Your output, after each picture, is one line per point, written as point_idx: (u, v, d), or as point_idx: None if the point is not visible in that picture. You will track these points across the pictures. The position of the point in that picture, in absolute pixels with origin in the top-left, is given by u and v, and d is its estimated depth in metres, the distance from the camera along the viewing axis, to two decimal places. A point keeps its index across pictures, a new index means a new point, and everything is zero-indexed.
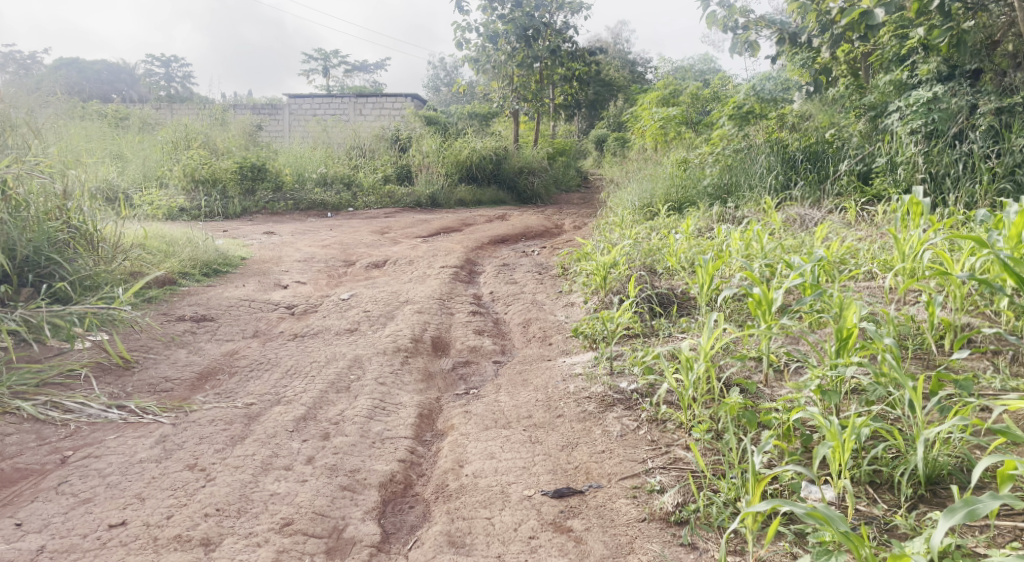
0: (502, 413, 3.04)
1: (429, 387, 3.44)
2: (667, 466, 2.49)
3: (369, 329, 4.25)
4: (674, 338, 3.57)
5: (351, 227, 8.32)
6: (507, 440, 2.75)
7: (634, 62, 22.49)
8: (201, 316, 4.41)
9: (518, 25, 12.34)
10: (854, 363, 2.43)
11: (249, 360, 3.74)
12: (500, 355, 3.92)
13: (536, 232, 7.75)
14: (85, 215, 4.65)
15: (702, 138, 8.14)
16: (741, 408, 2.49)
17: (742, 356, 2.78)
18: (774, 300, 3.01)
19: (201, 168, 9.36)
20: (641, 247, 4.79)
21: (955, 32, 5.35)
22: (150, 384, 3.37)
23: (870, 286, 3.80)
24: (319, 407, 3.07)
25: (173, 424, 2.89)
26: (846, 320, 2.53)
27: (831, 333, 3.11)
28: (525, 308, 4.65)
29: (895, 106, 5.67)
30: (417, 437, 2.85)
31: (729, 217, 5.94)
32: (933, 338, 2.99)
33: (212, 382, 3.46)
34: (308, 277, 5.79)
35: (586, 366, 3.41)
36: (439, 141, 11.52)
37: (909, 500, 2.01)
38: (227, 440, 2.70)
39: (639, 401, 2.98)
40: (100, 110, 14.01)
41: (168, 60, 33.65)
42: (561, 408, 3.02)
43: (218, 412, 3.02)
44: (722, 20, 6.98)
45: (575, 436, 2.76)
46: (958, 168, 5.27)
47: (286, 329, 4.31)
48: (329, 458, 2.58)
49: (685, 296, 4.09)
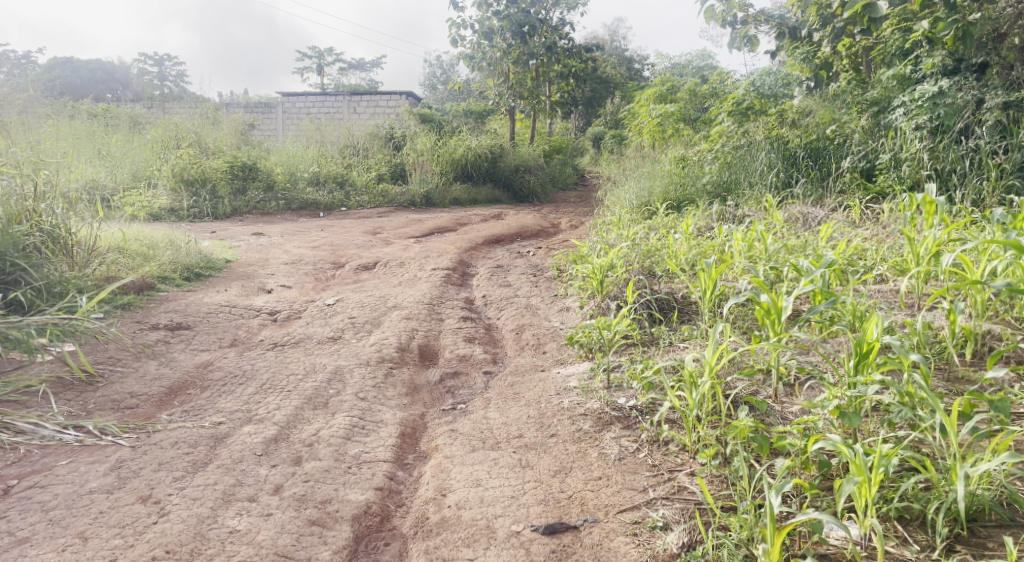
0: (490, 432, 2.81)
1: (414, 402, 3.21)
2: (670, 496, 2.27)
3: (353, 338, 4.02)
4: (675, 348, 3.36)
5: (342, 228, 8.08)
6: (495, 464, 2.52)
7: (632, 60, 22.18)
8: (177, 324, 4.17)
9: (513, 22, 12.15)
10: (876, 381, 2.21)
11: (223, 373, 3.50)
12: (491, 365, 3.67)
13: (531, 232, 7.51)
14: (56, 217, 4.42)
15: (701, 135, 7.91)
16: (751, 431, 2.27)
17: (751, 371, 2.56)
18: (783, 309, 2.80)
19: (190, 167, 9.11)
20: (640, 248, 4.55)
21: (961, 24, 5.13)
22: (114, 401, 3.14)
23: (883, 290, 3.58)
24: (293, 426, 2.83)
25: (132, 447, 2.65)
26: (867, 334, 2.30)
27: (845, 343, 2.89)
28: (518, 313, 4.42)
29: (900, 101, 5.48)
30: (397, 460, 2.62)
31: (728, 216, 5.71)
32: (954, 348, 2.78)
33: (182, 398, 3.22)
34: (293, 280, 5.55)
35: (581, 379, 3.18)
36: (433, 140, 11.27)
37: (944, 540, 1.79)
38: (188, 467, 2.47)
39: (638, 420, 2.75)
40: (89, 108, 13.72)
41: (164, 58, 33.21)
42: (554, 426, 2.79)
43: (183, 433, 2.78)
44: (720, 14, 6.76)
45: (569, 459, 2.54)
46: (965, 164, 5.05)
47: (266, 337, 4.07)
48: (298, 488, 2.35)
49: (686, 301, 3.88)
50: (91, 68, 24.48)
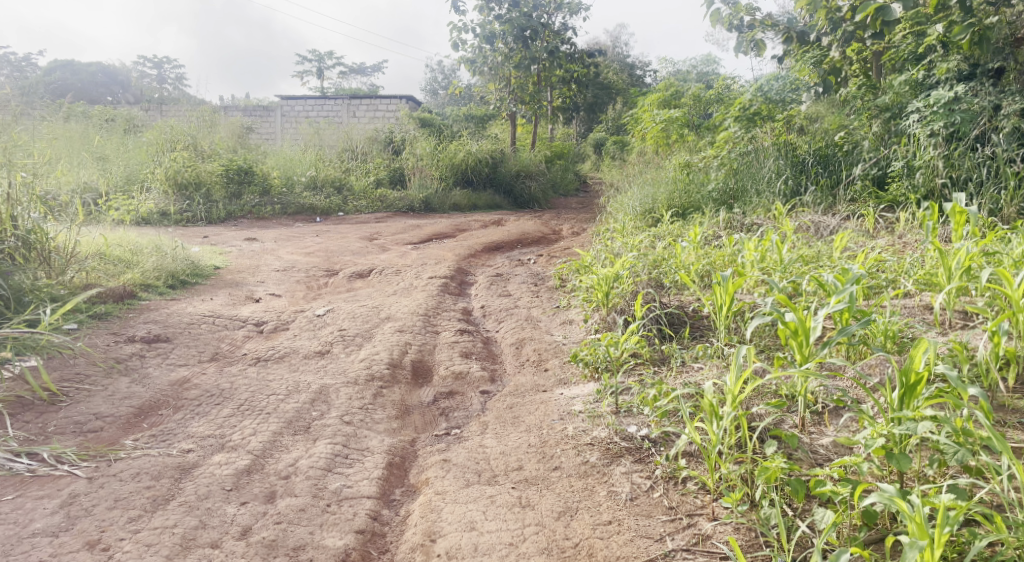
0: (487, 463, 2.54)
1: (404, 426, 2.93)
2: (691, 548, 2.03)
3: (342, 352, 3.74)
4: (688, 369, 3.10)
5: (338, 233, 7.81)
6: (492, 503, 2.27)
7: (635, 66, 21.90)
8: (155, 336, 3.89)
9: (515, 25, 11.78)
10: (926, 416, 1.95)
11: (199, 392, 3.23)
12: (489, 383, 3.39)
13: (531, 238, 7.25)
14: (34, 222, 4.14)
15: (707, 141, 7.64)
16: (783, 473, 2.03)
17: (779, 401, 2.29)
18: (812, 329, 2.52)
19: (185, 170, 8.81)
20: (646, 258, 4.28)
21: (977, 28, 4.81)
22: (76, 423, 2.87)
23: (910, 306, 3.32)
24: (268, 455, 2.57)
25: (89, 479, 2.39)
26: (914, 364, 2.01)
27: (879, 367, 2.61)
28: (518, 326, 4.15)
29: (914, 107, 5.18)
30: (382, 496, 2.36)
31: (737, 224, 5.44)
32: (997, 374, 2.46)
33: (152, 420, 2.95)
34: (284, 288, 5.29)
35: (586, 403, 2.92)
36: (432, 144, 11.01)
37: None
38: (147, 504, 2.22)
39: (651, 453, 2.48)
40: (85, 111, 13.43)
41: (164, 59, 32.71)
42: (558, 458, 2.52)
43: (148, 462, 2.51)
44: (727, 18, 6.50)
45: (574, 498, 2.28)
46: (981, 172, 4.79)
47: (250, 351, 3.80)
48: (269, 531, 2.12)
49: (698, 316, 3.62)
50: (93, 71, 24.12)
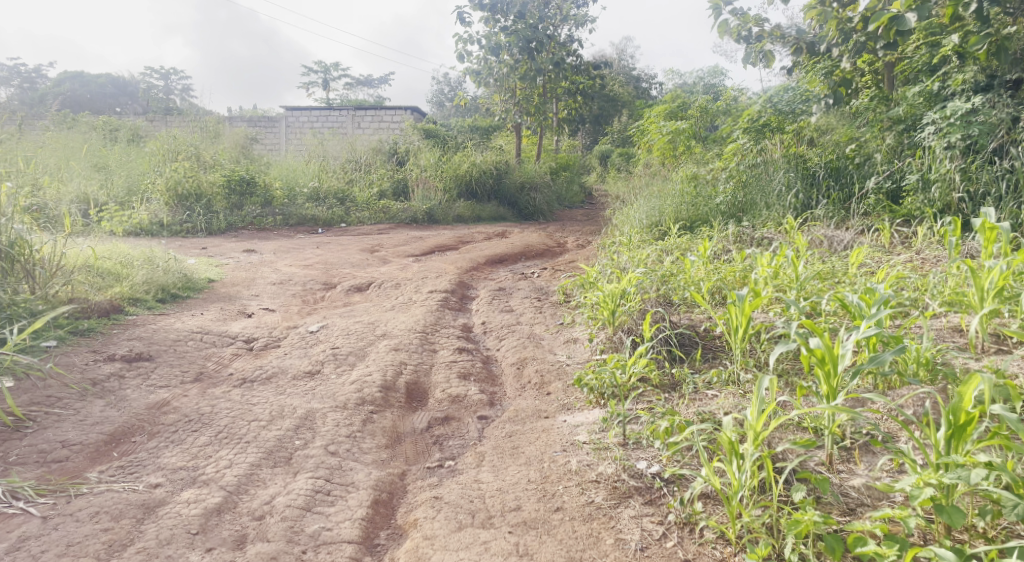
0: (482, 501, 2.31)
1: (394, 456, 2.71)
2: None
3: (333, 373, 3.52)
4: (702, 397, 2.87)
5: (338, 245, 7.59)
6: (487, 550, 2.05)
7: (640, 78, 21.62)
8: (136, 354, 3.68)
9: (521, 37, 11.58)
10: (980, 463, 1.73)
11: (178, 416, 3.01)
12: (488, 408, 3.16)
13: (535, 251, 7.03)
14: (16, 234, 3.92)
15: (715, 153, 7.42)
16: (818, 526, 1.84)
17: (808, 439, 2.06)
18: (840, 356, 2.27)
19: (186, 181, 8.60)
20: (654, 272, 4.02)
21: (995, 38, 4.54)
22: (41, 452, 2.65)
23: (938, 328, 3.08)
24: (243, 491, 2.35)
25: (44, 518, 2.18)
26: (963, 402, 1.79)
27: (915, 398, 2.36)
28: (520, 344, 3.93)
29: (929, 119, 4.93)
30: (365, 540, 2.16)
31: (746, 238, 5.24)
32: None
33: (124, 448, 2.74)
34: (279, 302, 5.08)
35: (591, 432, 2.69)
36: (436, 155, 10.81)
37: None
38: (101, 552, 2.03)
39: (664, 494, 2.26)
40: (89, 121, 13.25)
41: (171, 70, 32.61)
42: (560, 497, 2.30)
43: (111, 497, 2.30)
44: (735, 29, 6.29)
45: (579, 547, 2.07)
46: (1000, 186, 4.54)
47: (236, 371, 3.58)
48: None
49: (710, 336, 3.38)
50: (101, 82, 24.03)
